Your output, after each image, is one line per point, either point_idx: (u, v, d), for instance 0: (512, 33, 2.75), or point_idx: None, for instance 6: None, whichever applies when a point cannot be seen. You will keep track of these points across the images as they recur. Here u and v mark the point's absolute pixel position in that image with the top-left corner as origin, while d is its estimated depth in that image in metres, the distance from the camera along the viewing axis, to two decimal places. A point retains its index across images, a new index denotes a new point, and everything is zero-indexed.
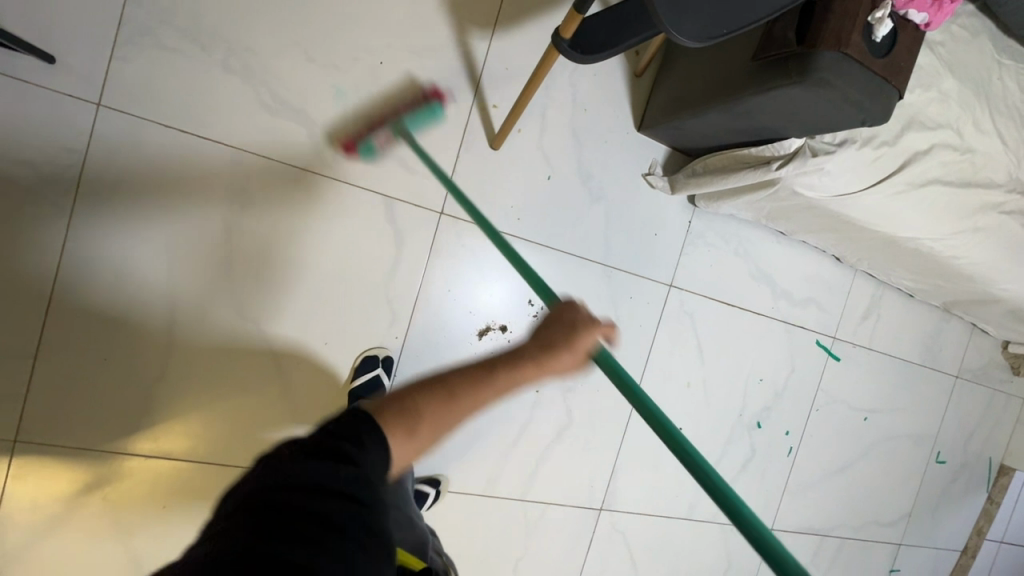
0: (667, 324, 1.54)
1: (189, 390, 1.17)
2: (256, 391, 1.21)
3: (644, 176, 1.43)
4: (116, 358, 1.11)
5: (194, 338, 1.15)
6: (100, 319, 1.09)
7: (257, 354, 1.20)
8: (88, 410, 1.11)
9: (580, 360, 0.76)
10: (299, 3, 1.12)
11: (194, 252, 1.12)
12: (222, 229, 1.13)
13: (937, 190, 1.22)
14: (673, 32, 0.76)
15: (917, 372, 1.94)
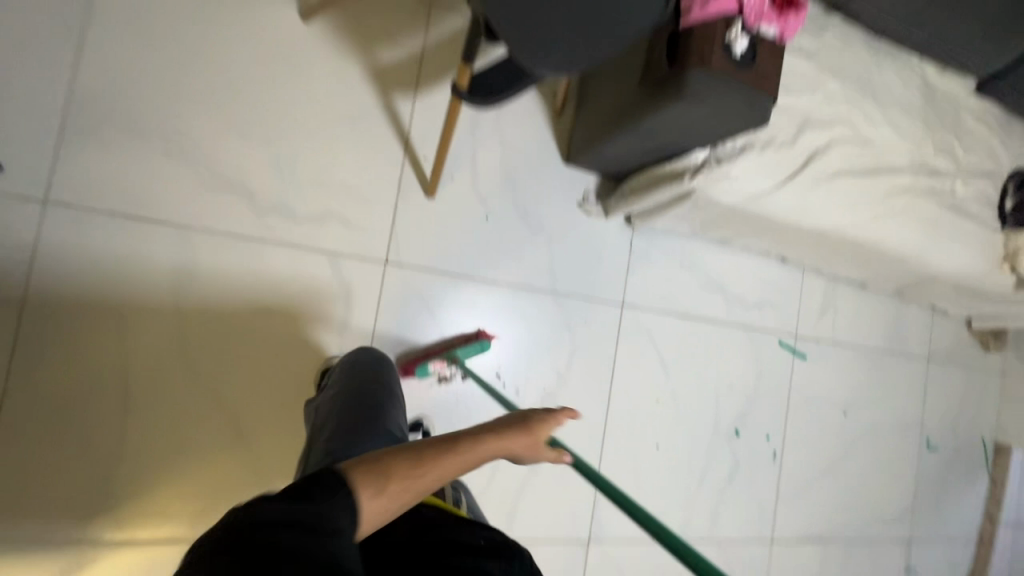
0: (625, 343, 1.57)
1: (148, 463, 1.17)
2: (231, 446, 1.23)
3: (580, 204, 1.51)
4: (72, 436, 1.12)
5: (150, 407, 1.17)
6: (56, 398, 1.11)
7: (215, 418, 1.22)
8: (46, 495, 1.11)
9: (535, 445, 0.81)
10: (229, 89, 1.22)
11: (146, 322, 1.17)
12: (171, 296, 1.18)
13: (844, 181, 1.30)
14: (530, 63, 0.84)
15: (888, 360, 1.96)
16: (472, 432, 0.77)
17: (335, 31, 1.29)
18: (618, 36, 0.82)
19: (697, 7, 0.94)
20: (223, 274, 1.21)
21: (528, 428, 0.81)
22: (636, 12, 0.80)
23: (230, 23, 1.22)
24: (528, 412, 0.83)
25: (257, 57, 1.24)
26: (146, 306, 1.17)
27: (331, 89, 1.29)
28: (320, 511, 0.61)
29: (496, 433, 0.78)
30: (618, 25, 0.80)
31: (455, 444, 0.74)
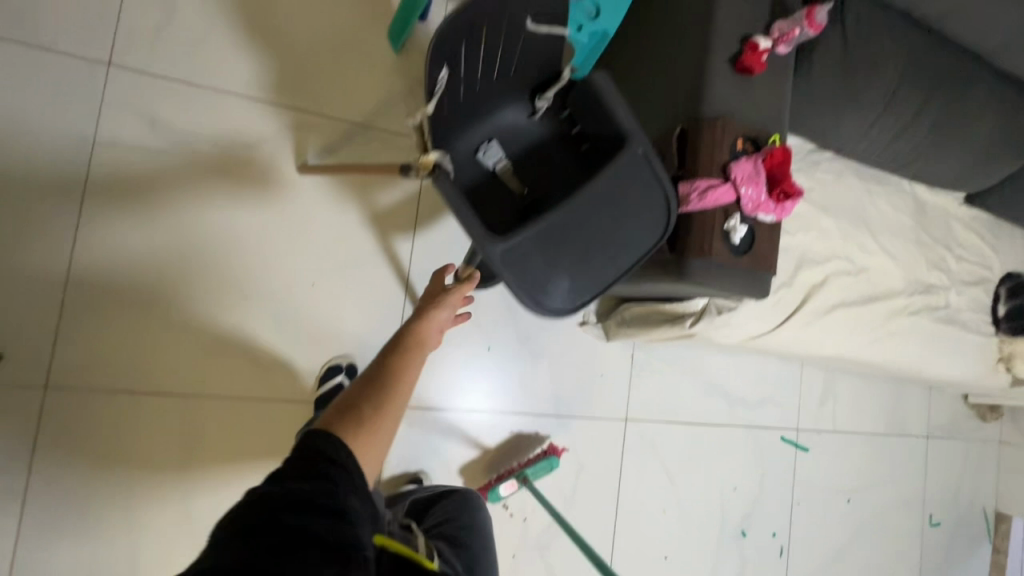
0: (629, 458, 1.58)
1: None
2: None
3: (581, 325, 1.52)
4: (86, 560, 1.12)
5: (163, 523, 1.17)
6: (68, 525, 1.10)
7: None
8: None
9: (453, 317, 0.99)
10: (228, 249, 1.22)
11: (157, 440, 1.17)
12: (182, 412, 1.18)
13: (842, 313, 1.31)
14: (535, 307, 0.79)
15: (889, 442, 1.98)
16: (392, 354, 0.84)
17: (331, 180, 1.28)
18: (626, 254, 0.83)
19: (696, 197, 0.94)
20: (239, 396, 1.23)
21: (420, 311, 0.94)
22: (641, 225, 0.83)
23: (224, 183, 1.21)
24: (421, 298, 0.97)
25: (253, 215, 1.23)
26: (167, 425, 1.17)
27: (329, 238, 1.29)
28: (333, 456, 0.62)
29: (410, 335, 0.88)
30: (627, 241, 0.82)
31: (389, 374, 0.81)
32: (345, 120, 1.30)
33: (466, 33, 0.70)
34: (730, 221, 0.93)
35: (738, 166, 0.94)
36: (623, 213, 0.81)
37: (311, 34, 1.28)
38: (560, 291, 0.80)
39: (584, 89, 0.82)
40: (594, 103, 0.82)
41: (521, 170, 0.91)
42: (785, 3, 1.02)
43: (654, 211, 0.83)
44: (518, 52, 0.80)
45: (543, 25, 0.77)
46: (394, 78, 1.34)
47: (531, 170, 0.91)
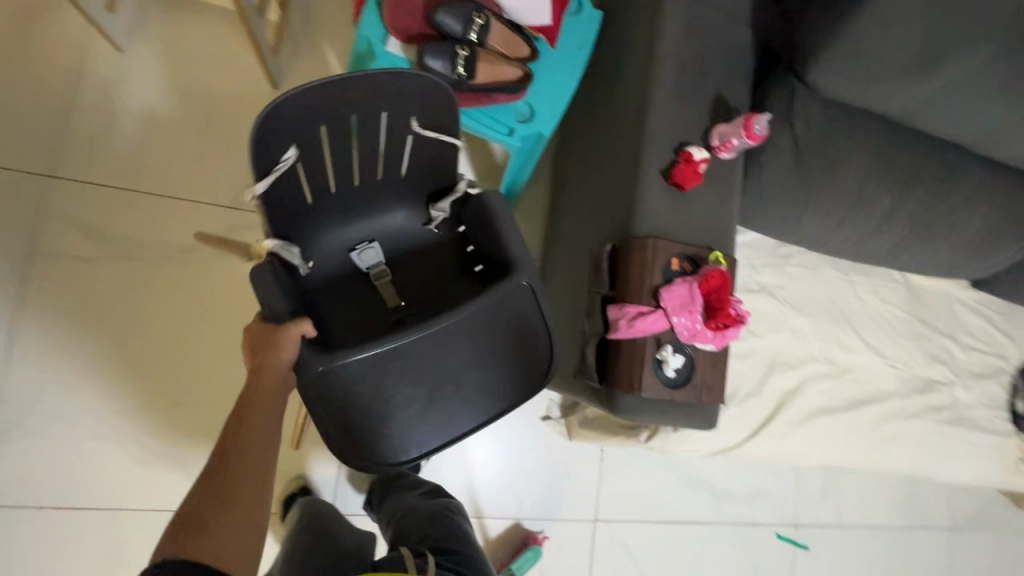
0: (600, 562, 1.45)
1: None
2: None
3: (543, 419, 1.42)
4: None
5: None
6: None
7: None
8: None
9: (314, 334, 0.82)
10: (164, 356, 1.19)
11: (85, 548, 1.13)
12: (113, 517, 1.15)
13: (823, 421, 1.17)
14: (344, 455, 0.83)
15: (905, 536, 1.77)
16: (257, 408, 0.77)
17: None
18: (467, 407, 0.87)
19: (624, 323, 0.85)
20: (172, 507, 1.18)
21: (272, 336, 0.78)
22: (484, 379, 0.87)
23: (163, 288, 1.20)
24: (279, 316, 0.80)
25: (192, 318, 1.21)
26: (97, 527, 1.14)
27: None
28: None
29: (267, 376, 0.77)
30: (473, 388, 0.87)
31: (248, 440, 0.75)
32: None
33: (326, 113, 0.75)
34: (661, 353, 0.83)
35: (673, 289, 0.85)
36: (486, 357, 0.87)
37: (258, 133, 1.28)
38: (386, 439, 0.84)
39: (477, 205, 0.89)
40: (485, 225, 0.89)
41: (395, 275, 0.97)
42: (728, 104, 0.94)
43: (519, 362, 0.88)
44: (405, 158, 0.85)
45: (430, 129, 0.81)
46: None
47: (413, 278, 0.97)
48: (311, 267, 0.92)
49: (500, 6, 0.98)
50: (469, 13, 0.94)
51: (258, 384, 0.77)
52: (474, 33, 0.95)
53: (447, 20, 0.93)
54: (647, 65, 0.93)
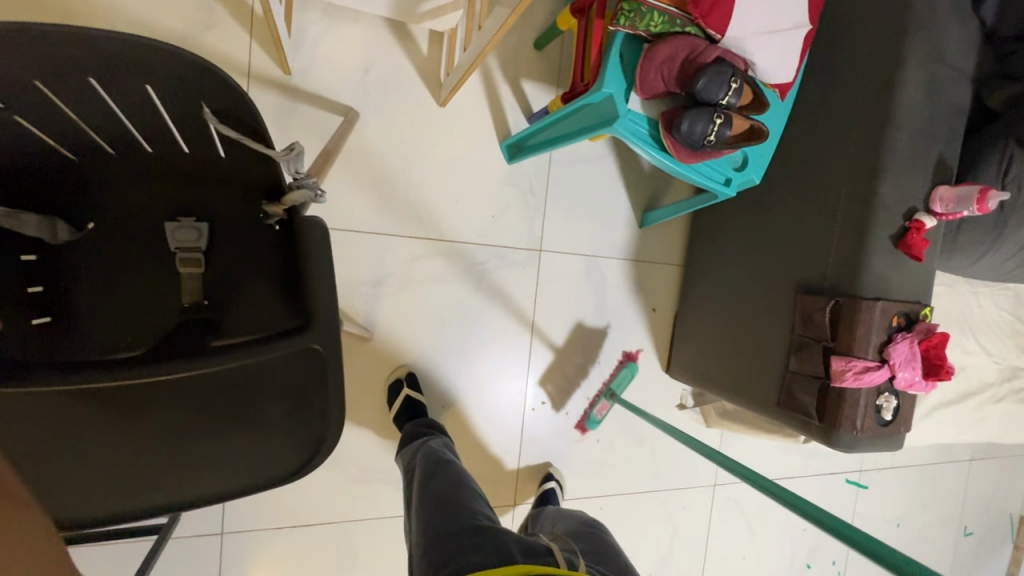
0: (717, 516, 1.72)
1: None
2: None
3: (679, 408, 1.59)
4: None
5: None
6: None
7: None
8: None
9: None
10: (370, 383, 1.26)
11: (320, 556, 1.25)
12: (339, 528, 1.26)
13: (941, 412, 1.39)
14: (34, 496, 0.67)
15: (936, 470, 2.13)
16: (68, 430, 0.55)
17: (455, 301, 1.31)
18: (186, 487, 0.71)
19: (852, 375, 0.98)
20: (382, 516, 1.29)
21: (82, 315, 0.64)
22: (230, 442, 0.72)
23: (363, 321, 1.24)
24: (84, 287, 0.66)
25: (392, 350, 1.27)
26: (328, 537, 1.25)
27: (458, 358, 1.34)
28: None
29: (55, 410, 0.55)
30: (190, 457, 0.71)
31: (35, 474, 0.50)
32: (469, 242, 1.31)
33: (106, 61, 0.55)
34: (883, 403, 0.98)
35: (897, 347, 0.98)
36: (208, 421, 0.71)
37: (431, 158, 1.26)
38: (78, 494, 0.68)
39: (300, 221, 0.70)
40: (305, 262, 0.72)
41: (209, 265, 0.78)
42: (947, 167, 1.01)
43: (282, 441, 0.75)
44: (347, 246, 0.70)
45: (230, 124, 0.63)
46: (509, 192, 1.33)
47: (230, 283, 0.79)
48: (94, 229, 0.74)
49: (748, 62, 0.95)
50: (728, 77, 0.90)
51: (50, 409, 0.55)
52: (730, 96, 0.92)
53: (706, 84, 0.90)
54: (884, 130, 0.97)
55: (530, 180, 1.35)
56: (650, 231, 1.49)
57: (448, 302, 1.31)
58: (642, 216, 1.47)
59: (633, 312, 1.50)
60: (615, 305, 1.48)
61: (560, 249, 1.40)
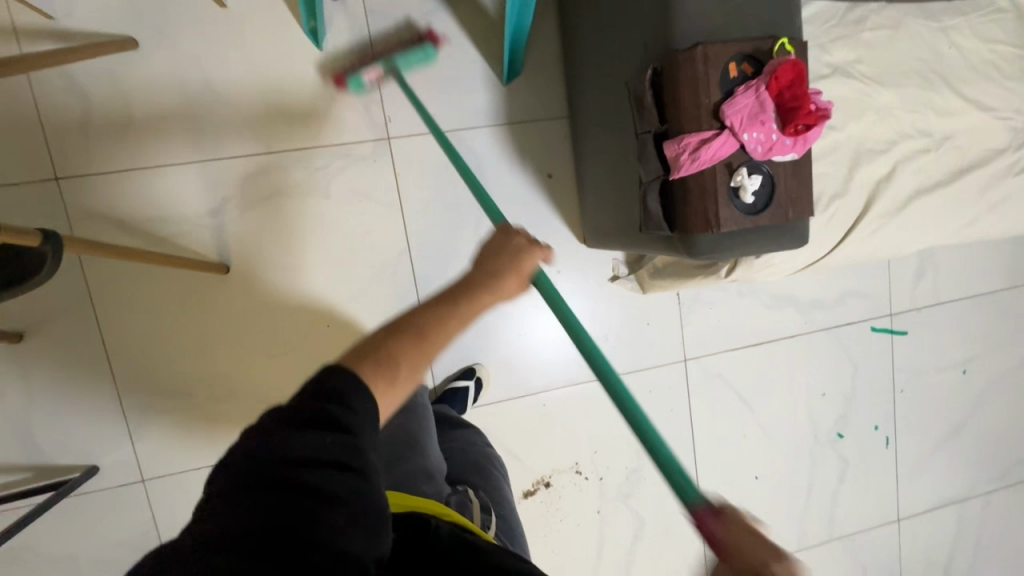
0: (697, 395, 1.50)
1: None
2: None
3: (613, 280, 1.39)
4: None
5: None
6: None
7: None
8: None
9: None
10: (246, 317, 1.24)
11: None
12: None
13: (924, 202, 1.05)
14: None
15: (1011, 297, 1.69)
16: (418, 317, 0.69)
17: (309, 213, 1.23)
18: None
19: (687, 158, 0.75)
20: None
21: (517, 267, 0.80)
22: None
23: (216, 254, 1.20)
24: (494, 236, 0.82)
25: (256, 277, 1.23)
26: None
27: (330, 276, 1.26)
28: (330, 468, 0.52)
29: (435, 347, 0.68)
30: None
31: (400, 351, 0.64)
32: (305, 148, 1.21)
33: None
34: (744, 199, 0.76)
35: (738, 101, 0.73)
36: None
37: (234, 66, 1.16)
38: None
39: None
40: None
41: None
42: None
43: None
44: None
45: None
46: (330, 81, 1.19)
47: None
48: None
49: None
50: None
51: (444, 327, 0.70)
52: None
53: None
54: None
55: (354, 63, 1.20)
56: (519, 86, 1.28)
57: (305, 220, 1.23)
58: (501, 73, 1.26)
59: (523, 183, 1.31)
60: (498, 180, 1.30)
61: (414, 132, 1.25)
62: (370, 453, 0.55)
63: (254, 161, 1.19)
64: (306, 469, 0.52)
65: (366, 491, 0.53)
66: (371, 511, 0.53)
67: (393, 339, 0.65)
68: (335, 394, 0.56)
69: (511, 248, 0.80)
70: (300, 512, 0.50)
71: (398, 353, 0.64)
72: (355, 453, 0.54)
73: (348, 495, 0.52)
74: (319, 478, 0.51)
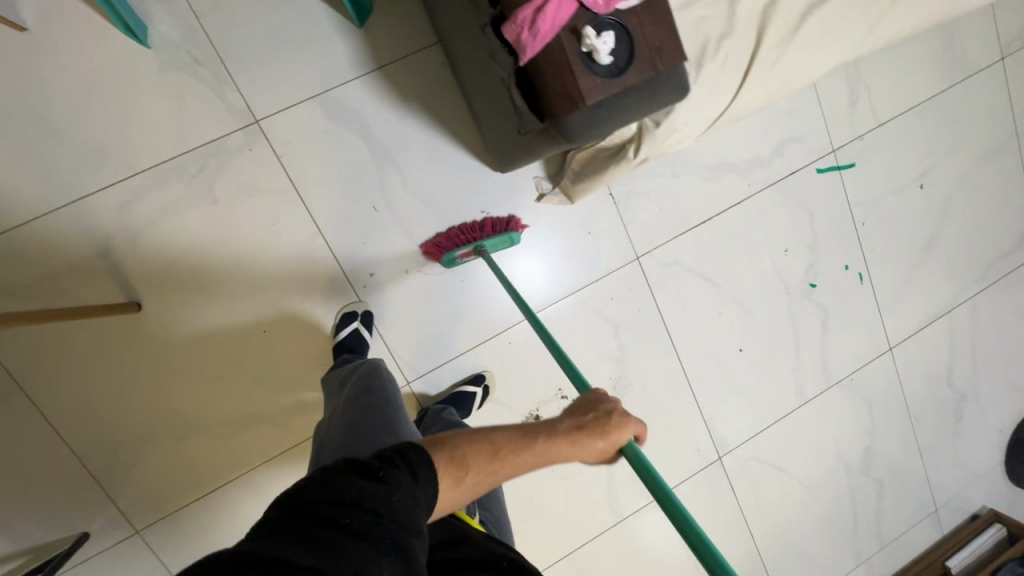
0: (661, 288, 1.47)
1: None
2: None
3: (539, 200, 1.33)
4: None
5: None
6: None
7: None
8: None
9: None
10: (177, 346, 1.19)
11: (240, 510, 1.27)
12: (240, 482, 1.25)
13: (818, 16, 0.97)
14: None
15: (952, 97, 1.62)
16: (493, 437, 0.73)
17: (203, 223, 1.16)
18: None
19: (529, 36, 0.68)
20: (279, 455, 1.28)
21: (606, 429, 0.78)
22: None
23: (122, 294, 1.14)
24: (584, 399, 0.82)
25: (173, 305, 1.18)
26: (232, 493, 1.25)
27: (250, 281, 1.21)
28: (395, 508, 0.57)
29: (495, 468, 0.72)
30: None
31: (471, 456, 0.70)
32: (174, 157, 1.12)
33: None
34: (601, 63, 0.69)
35: None
36: None
37: (62, 91, 1.06)
38: None
39: None
40: None
41: None
42: None
43: None
44: None
45: None
46: (173, 78, 1.10)
47: None
48: None
49: None
50: None
51: (520, 455, 0.73)
52: None
53: None
54: None
55: (189, 51, 1.10)
56: (376, 25, 1.18)
57: (202, 233, 1.16)
58: (351, 15, 1.15)
59: (414, 126, 1.22)
60: (387, 131, 1.21)
61: (282, 107, 1.16)
62: (419, 518, 0.59)
63: (122, 186, 1.11)
64: (360, 509, 0.55)
65: (414, 547, 0.56)
66: (413, 566, 0.54)
67: (466, 448, 0.70)
68: (403, 464, 0.63)
69: (601, 411, 0.80)
70: (345, 539, 0.51)
71: (467, 459, 0.70)
72: (405, 510, 0.58)
73: (396, 538, 0.55)
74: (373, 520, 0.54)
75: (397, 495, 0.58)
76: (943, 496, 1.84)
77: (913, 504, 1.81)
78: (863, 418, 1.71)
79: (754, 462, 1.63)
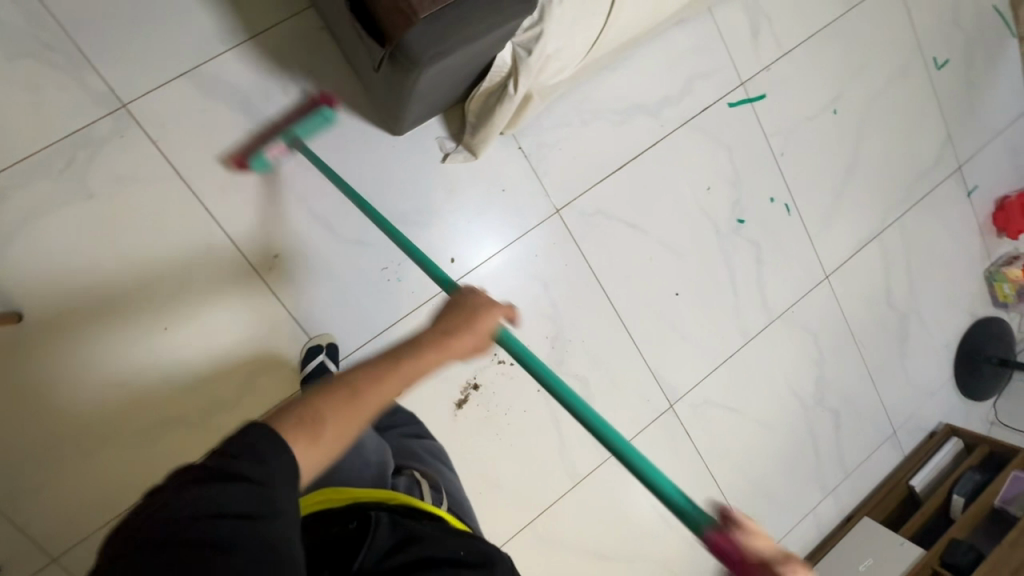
0: (586, 239, 1.44)
1: None
2: None
3: (444, 161, 1.29)
4: None
5: None
6: None
7: None
8: None
9: None
10: (70, 353, 1.11)
11: None
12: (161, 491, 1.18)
13: None
14: None
15: (852, 19, 1.64)
16: (347, 377, 0.61)
17: (80, 219, 1.08)
18: None
19: None
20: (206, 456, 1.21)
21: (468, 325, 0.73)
22: None
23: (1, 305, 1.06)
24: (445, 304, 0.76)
25: (58, 309, 1.09)
26: None
27: (140, 275, 1.13)
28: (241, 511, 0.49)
29: (362, 405, 0.60)
30: None
31: (324, 407, 0.58)
32: (37, 152, 1.05)
33: None
34: None
35: None
36: None
37: None
38: None
39: None
40: None
41: None
42: None
43: None
44: None
45: None
46: (26, 68, 1.03)
47: None
48: None
49: None
50: None
51: (383, 384, 0.62)
52: None
53: None
54: None
55: (39, 37, 1.03)
56: None
57: (79, 231, 1.08)
58: None
59: (299, 95, 1.17)
60: (270, 104, 1.16)
61: (152, 87, 1.09)
62: (282, 497, 0.52)
63: None
64: (206, 518, 0.48)
65: (278, 534, 0.50)
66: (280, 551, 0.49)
67: (322, 397, 0.59)
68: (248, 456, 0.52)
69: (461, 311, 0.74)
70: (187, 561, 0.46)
71: (323, 412, 0.58)
72: (262, 500, 0.50)
73: (255, 538, 0.48)
74: (223, 529, 0.48)
75: (254, 494, 0.50)
76: (899, 418, 1.86)
77: (872, 429, 1.82)
78: (810, 348, 1.71)
79: (706, 406, 1.61)
